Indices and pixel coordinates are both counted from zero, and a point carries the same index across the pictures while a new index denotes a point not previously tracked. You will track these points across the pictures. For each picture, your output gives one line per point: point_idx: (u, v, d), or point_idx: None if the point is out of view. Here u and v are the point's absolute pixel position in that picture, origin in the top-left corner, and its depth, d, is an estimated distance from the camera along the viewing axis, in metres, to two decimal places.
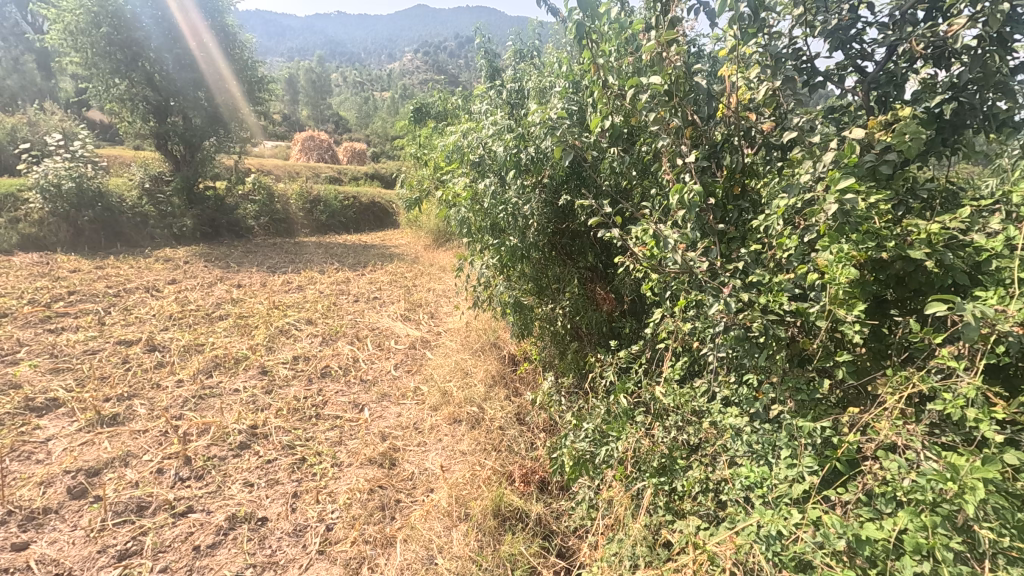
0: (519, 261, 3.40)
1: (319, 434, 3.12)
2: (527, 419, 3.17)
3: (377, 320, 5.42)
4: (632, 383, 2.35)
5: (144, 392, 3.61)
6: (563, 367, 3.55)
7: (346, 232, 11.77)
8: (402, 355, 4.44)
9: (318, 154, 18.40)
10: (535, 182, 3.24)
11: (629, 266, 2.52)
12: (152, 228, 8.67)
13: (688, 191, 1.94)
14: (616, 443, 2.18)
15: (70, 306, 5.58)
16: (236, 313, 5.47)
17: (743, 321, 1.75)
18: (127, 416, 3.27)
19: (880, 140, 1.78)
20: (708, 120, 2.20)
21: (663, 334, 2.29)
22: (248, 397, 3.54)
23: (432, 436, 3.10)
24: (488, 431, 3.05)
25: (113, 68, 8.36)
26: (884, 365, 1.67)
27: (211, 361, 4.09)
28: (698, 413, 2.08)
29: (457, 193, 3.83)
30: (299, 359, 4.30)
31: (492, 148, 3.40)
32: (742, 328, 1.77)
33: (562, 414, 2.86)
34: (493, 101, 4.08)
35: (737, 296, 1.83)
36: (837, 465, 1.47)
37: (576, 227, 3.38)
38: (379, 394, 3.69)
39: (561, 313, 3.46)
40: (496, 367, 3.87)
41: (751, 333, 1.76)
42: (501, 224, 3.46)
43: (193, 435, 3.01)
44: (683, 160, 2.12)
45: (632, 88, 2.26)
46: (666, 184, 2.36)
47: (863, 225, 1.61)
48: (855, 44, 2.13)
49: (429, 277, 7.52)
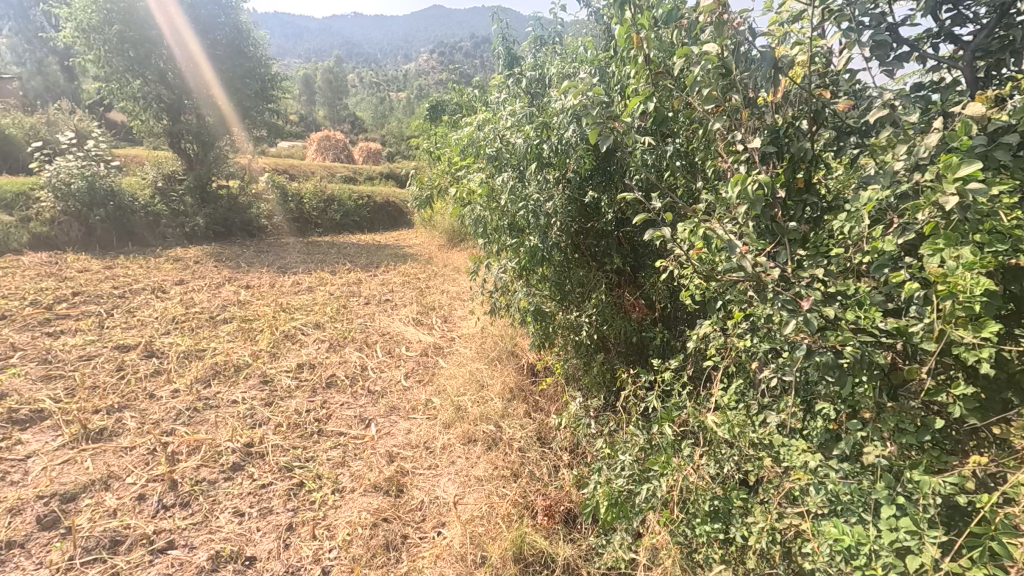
0: (539, 263, 3.10)
1: (320, 454, 2.84)
2: (550, 440, 2.86)
3: (387, 324, 5.12)
4: (676, 409, 2.03)
5: (136, 403, 3.37)
6: (589, 382, 3.21)
7: (361, 232, 11.51)
8: (413, 364, 4.13)
9: (333, 154, 18.24)
10: (559, 177, 2.95)
11: (671, 271, 2.19)
12: (165, 227, 8.46)
13: (752, 181, 1.61)
14: (659, 481, 1.87)
15: (72, 308, 5.39)
16: (242, 317, 5.23)
17: (832, 344, 1.39)
18: (115, 430, 3.03)
19: (997, 118, 1.45)
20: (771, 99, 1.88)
21: (712, 350, 1.96)
22: (246, 410, 3.27)
23: (444, 458, 2.80)
24: (506, 455, 2.74)
25: (126, 65, 8.22)
26: (1010, 400, 1.33)
27: (210, 370, 3.84)
28: (758, 448, 1.76)
29: (472, 189, 3.53)
30: (304, 366, 4.03)
31: (510, 140, 3.10)
32: (830, 352, 1.42)
33: (591, 438, 2.55)
34: (512, 91, 3.77)
35: (819, 311, 1.48)
36: (978, 539, 1.11)
37: (603, 226, 3.09)
38: (388, 408, 3.40)
39: (587, 322, 3.11)
40: (515, 378, 3.55)
41: (842, 360, 1.41)
42: (520, 222, 3.16)
43: (182, 454, 2.75)
44: (743, 147, 1.81)
45: (681, 61, 1.95)
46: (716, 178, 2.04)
47: (988, 223, 1.28)
48: (952, 7, 1.78)
49: (443, 279, 7.21)
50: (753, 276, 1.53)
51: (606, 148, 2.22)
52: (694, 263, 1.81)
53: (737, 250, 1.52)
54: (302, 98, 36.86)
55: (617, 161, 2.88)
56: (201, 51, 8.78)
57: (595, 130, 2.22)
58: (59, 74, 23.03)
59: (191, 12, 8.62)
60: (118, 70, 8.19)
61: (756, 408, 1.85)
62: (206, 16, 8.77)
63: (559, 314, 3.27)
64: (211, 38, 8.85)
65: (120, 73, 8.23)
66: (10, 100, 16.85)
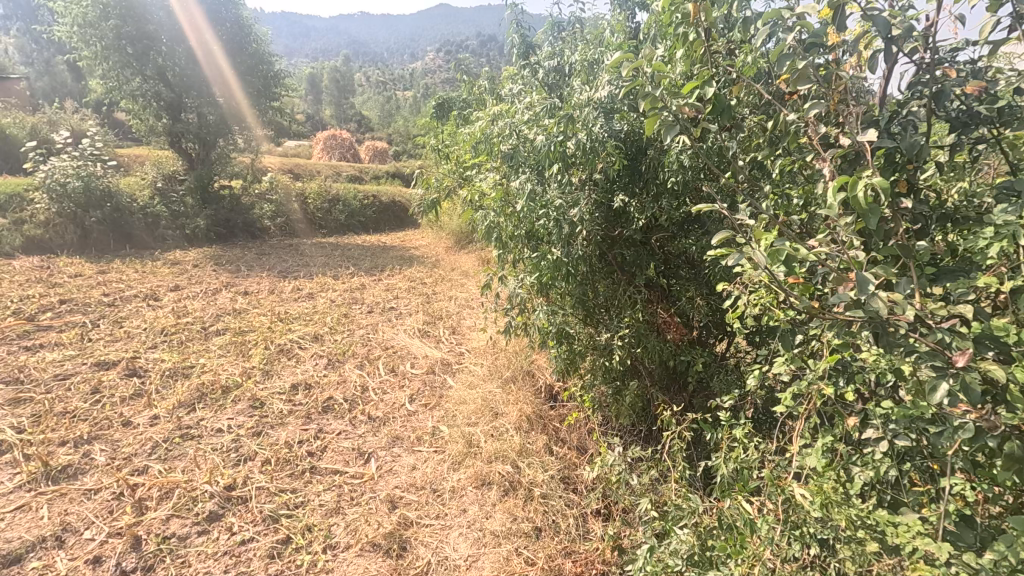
0: (561, 279, 2.72)
1: (312, 498, 2.48)
2: (576, 485, 2.47)
3: (392, 336, 4.74)
4: (746, 472, 1.63)
5: (109, 433, 3.01)
6: (618, 411, 2.85)
7: (367, 233, 11.17)
8: (419, 384, 3.75)
9: (340, 153, 17.91)
10: (583, 179, 2.62)
11: (734, 292, 1.81)
12: (164, 229, 8.12)
13: (866, 184, 1.15)
14: (731, 569, 1.47)
15: (56, 319, 5.05)
16: (236, 329, 4.86)
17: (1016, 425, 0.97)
18: (80, 467, 2.67)
19: None
20: (866, 80, 1.51)
21: (792, 397, 1.57)
22: (230, 442, 2.91)
23: (454, 506, 2.42)
24: (526, 504, 2.37)
25: (124, 61, 7.90)
26: None
27: (196, 392, 3.49)
28: (865, 534, 1.37)
29: (483, 192, 3.13)
30: (298, 387, 3.66)
31: (528, 135, 2.70)
32: (1009, 434, 1.00)
33: (627, 489, 2.16)
34: (528, 82, 3.38)
35: (981, 371, 1.07)
36: None
37: (633, 234, 2.73)
38: (390, 438, 3.04)
39: (619, 343, 2.72)
40: (532, 405, 3.17)
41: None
42: (539, 232, 2.77)
43: (152, 499, 2.38)
44: (848, 139, 1.39)
45: (764, 27, 1.53)
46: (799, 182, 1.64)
47: None
48: None
49: (450, 284, 6.84)
50: (883, 321, 1.10)
51: (668, 135, 1.70)
52: (783, 289, 1.37)
53: (867, 288, 1.04)
54: (308, 97, 36.61)
55: (649, 161, 2.59)
56: (202, 47, 8.45)
57: (652, 100, 1.71)
58: (65, 73, 22.79)
59: (191, 7, 8.32)
60: (116, 67, 7.87)
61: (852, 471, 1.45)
62: (205, 12, 8.45)
63: (585, 336, 2.87)
64: (211, 35, 8.53)
65: (118, 69, 7.90)
66: (12, 100, 16.62)
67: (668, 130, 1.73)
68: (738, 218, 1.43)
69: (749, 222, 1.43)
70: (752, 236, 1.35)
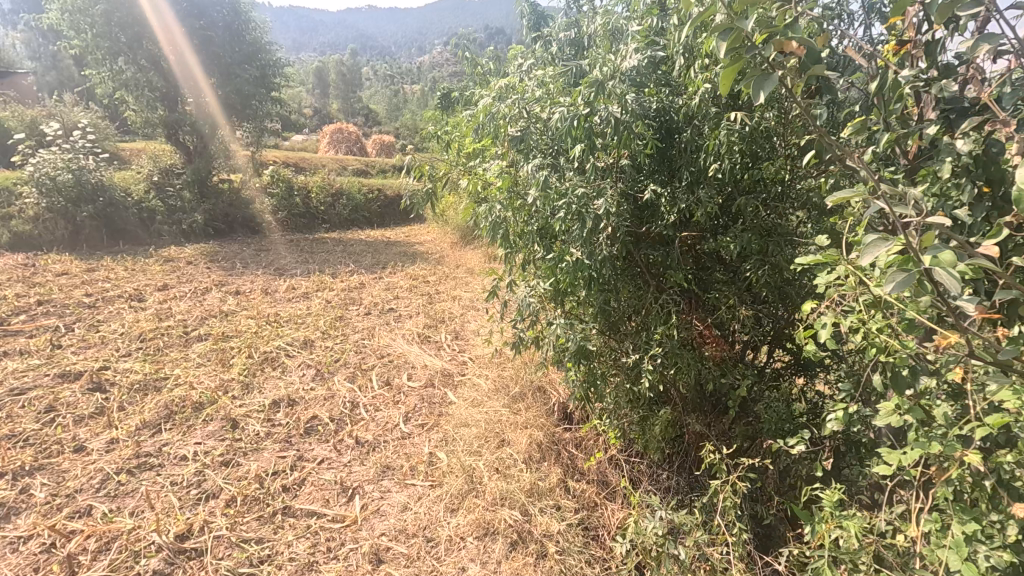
0: (581, 285, 2.28)
1: (282, 549, 2.09)
2: (603, 544, 2.08)
3: (389, 342, 4.31)
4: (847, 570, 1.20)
5: (56, 461, 2.62)
6: (645, 443, 2.42)
7: (370, 227, 10.76)
8: (416, 399, 3.33)
9: (345, 146, 17.47)
10: (610, 166, 2.19)
11: (822, 313, 1.38)
12: (160, 224, 7.72)
13: None
14: None
15: (29, 323, 4.66)
16: (219, 334, 4.45)
17: None
18: (14, 505, 2.30)
19: None
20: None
21: (909, 461, 1.15)
22: (194, 473, 2.52)
23: (451, 562, 2.02)
24: (538, 563, 1.98)
25: (115, 48, 7.49)
26: None
27: (164, 411, 3.09)
28: None
29: (486, 181, 2.69)
30: (280, 404, 3.25)
31: (540, 114, 2.26)
32: None
33: (664, 558, 1.74)
34: (539, 57, 2.94)
35: None
36: None
37: (664, 230, 2.30)
38: (380, 467, 2.63)
39: (648, 362, 2.29)
40: (545, 430, 2.76)
41: None
42: (554, 230, 2.33)
43: (87, 554, 2.01)
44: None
45: None
46: (937, 167, 1.21)
47: None
48: None
49: (455, 283, 6.41)
50: None
51: (764, 90, 1.09)
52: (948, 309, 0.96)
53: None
54: (314, 91, 36.17)
55: (685, 146, 2.20)
56: (196, 33, 7.95)
57: (739, 34, 1.09)
58: (68, 67, 22.40)
59: None
60: (106, 54, 7.46)
61: (979, 559, 1.06)
62: None
63: (605, 352, 2.46)
64: (206, 21, 8.05)
65: (108, 57, 7.49)
66: (12, 94, 16.37)
67: (761, 82, 1.11)
68: (889, 209, 0.99)
69: (911, 215, 0.97)
70: (911, 241, 0.92)
